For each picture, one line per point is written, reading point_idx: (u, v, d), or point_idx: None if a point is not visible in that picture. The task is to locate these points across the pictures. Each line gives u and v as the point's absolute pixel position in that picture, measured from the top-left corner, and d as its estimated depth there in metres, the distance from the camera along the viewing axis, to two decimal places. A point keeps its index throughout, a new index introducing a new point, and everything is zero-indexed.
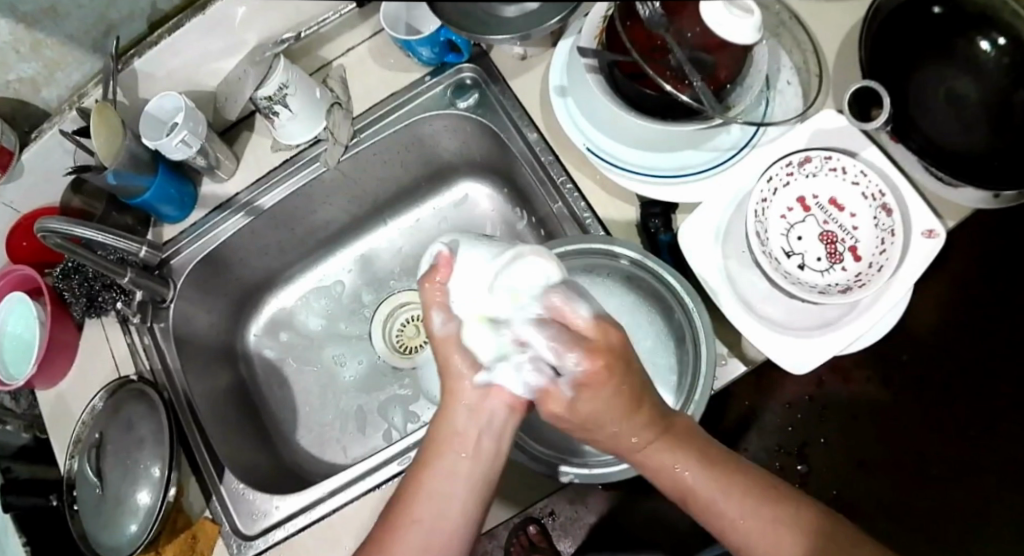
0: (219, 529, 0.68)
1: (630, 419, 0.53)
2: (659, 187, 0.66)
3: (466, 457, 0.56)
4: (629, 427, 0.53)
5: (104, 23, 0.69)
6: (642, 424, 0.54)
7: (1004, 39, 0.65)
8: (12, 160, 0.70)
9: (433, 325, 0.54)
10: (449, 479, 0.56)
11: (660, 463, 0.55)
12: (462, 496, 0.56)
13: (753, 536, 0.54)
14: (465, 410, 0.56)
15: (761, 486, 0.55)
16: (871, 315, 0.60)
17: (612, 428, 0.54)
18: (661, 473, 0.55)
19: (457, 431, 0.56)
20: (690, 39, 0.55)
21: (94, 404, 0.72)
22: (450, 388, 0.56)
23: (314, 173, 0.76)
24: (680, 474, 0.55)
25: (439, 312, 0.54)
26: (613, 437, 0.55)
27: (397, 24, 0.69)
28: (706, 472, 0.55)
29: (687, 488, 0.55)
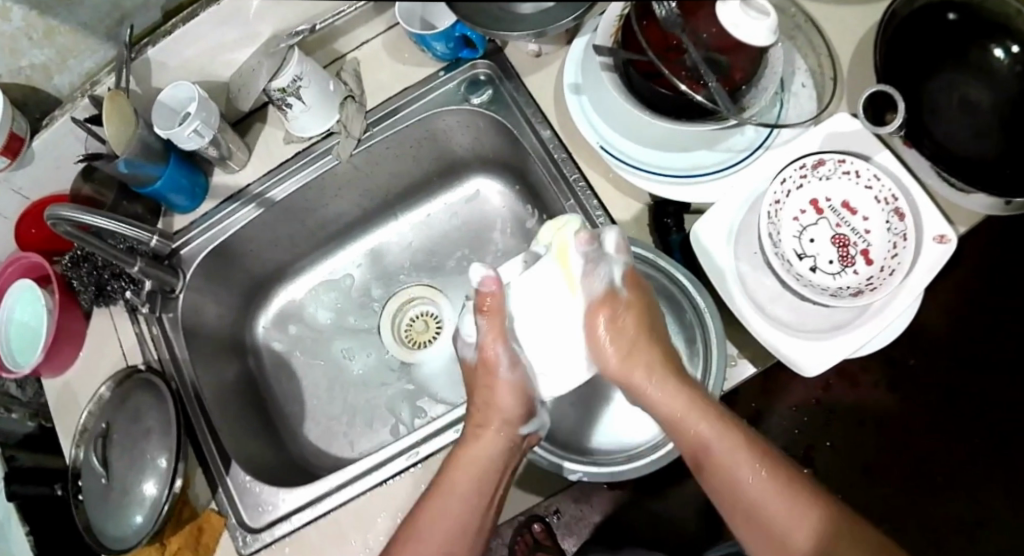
0: (226, 521, 0.68)
1: (659, 364, 0.57)
2: (673, 186, 0.66)
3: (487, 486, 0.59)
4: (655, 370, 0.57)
5: (119, 11, 0.68)
6: (666, 363, 0.57)
7: (1018, 45, 0.65)
8: (23, 146, 0.70)
9: (494, 356, 0.58)
10: (471, 508, 0.58)
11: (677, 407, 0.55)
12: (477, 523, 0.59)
13: (768, 503, 0.53)
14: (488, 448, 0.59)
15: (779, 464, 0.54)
16: (884, 318, 0.60)
17: (643, 356, 0.57)
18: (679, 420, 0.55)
19: (477, 464, 0.59)
20: (705, 41, 0.55)
21: (101, 394, 0.72)
22: (479, 421, 0.60)
23: (325, 166, 0.76)
24: (714, 436, 0.54)
25: (499, 345, 0.57)
26: (651, 386, 0.57)
27: (413, 18, 0.69)
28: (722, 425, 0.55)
29: (700, 439, 0.55)
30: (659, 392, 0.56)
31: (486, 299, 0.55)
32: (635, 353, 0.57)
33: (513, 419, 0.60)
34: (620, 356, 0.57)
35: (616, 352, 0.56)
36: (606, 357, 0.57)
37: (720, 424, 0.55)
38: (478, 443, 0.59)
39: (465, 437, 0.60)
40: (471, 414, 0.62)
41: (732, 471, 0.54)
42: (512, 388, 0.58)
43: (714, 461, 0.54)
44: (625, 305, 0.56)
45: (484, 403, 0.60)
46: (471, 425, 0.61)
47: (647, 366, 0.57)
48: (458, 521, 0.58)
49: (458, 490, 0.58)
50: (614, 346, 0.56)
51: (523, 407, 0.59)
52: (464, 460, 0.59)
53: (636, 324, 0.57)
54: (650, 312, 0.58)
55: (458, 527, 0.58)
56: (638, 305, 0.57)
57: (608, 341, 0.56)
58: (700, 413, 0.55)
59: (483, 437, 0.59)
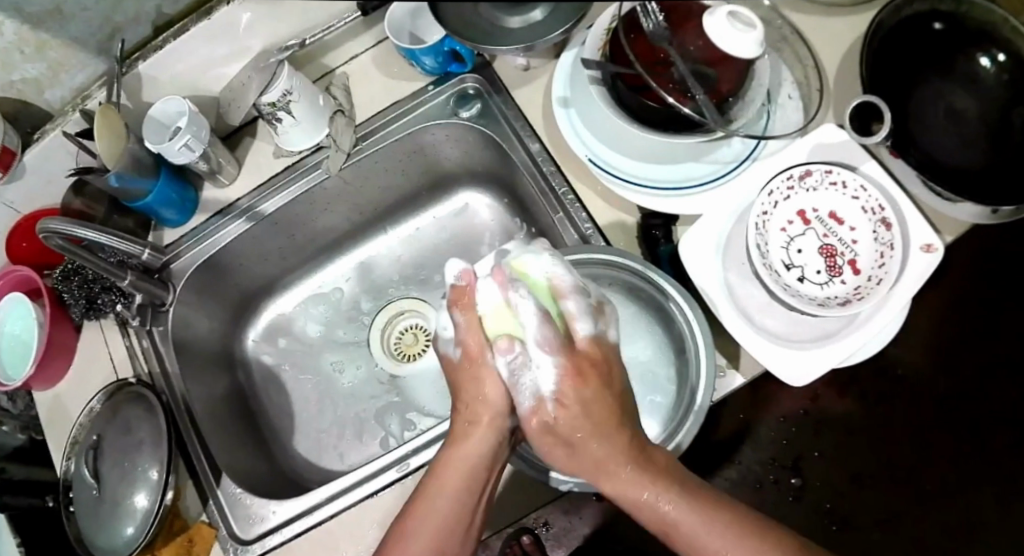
0: (215, 533, 0.68)
1: (605, 435, 0.54)
2: (660, 198, 0.67)
3: (470, 483, 0.58)
4: (600, 440, 0.55)
5: (110, 25, 0.69)
6: (618, 458, 0.54)
7: (1004, 55, 0.65)
8: (14, 160, 0.70)
9: (477, 352, 0.59)
10: (453, 502, 0.57)
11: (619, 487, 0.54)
12: (461, 520, 0.57)
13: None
14: (471, 444, 0.58)
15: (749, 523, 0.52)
16: (871, 327, 0.60)
17: (589, 452, 0.55)
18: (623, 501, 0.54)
19: (462, 460, 0.58)
20: (693, 54, 0.57)
21: (92, 407, 0.72)
22: (465, 416, 0.60)
23: (315, 179, 0.76)
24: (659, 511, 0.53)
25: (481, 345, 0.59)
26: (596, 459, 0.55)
27: (402, 34, 0.70)
28: (687, 506, 0.53)
29: (667, 522, 0.53)
30: (602, 471, 0.54)
31: (464, 293, 0.59)
32: (580, 450, 0.55)
33: (502, 412, 0.59)
34: (567, 446, 0.56)
35: (562, 450, 0.56)
36: (556, 455, 0.57)
37: (682, 509, 0.52)
38: (465, 442, 0.59)
39: (454, 434, 0.60)
40: (458, 413, 0.61)
41: (708, 552, 0.51)
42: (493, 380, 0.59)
43: (687, 542, 0.52)
44: (561, 392, 0.56)
45: (471, 396, 0.60)
46: (460, 422, 0.60)
47: (594, 464, 0.55)
48: (441, 516, 0.56)
49: (443, 483, 0.57)
50: (557, 443, 0.56)
51: (510, 400, 0.59)
52: (452, 460, 0.58)
53: (583, 405, 0.55)
54: (601, 394, 0.55)
55: (449, 524, 0.56)
56: (577, 365, 0.56)
57: (546, 436, 0.57)
58: (658, 494, 0.53)
59: (474, 434, 0.59)
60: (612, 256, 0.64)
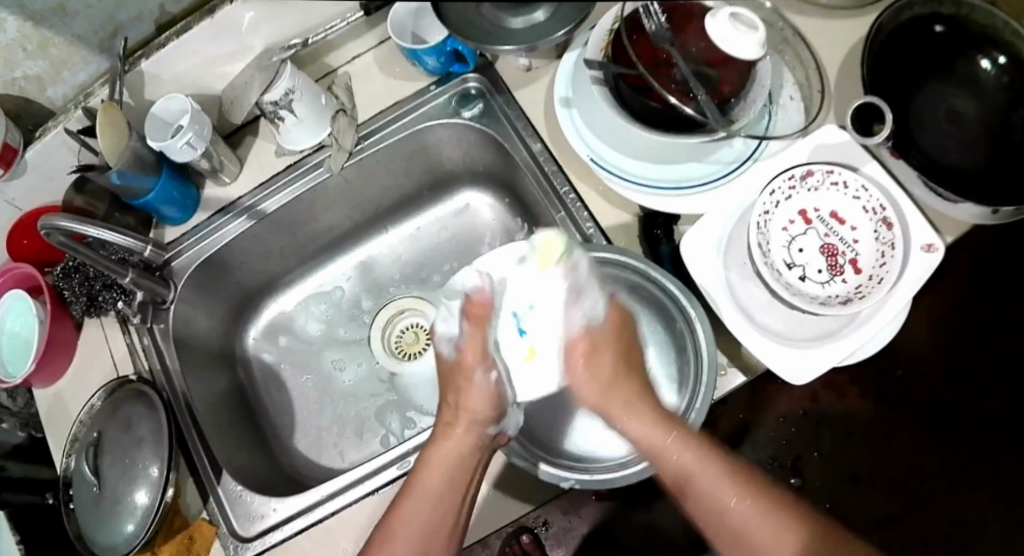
0: (216, 531, 0.68)
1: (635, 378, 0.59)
2: (662, 198, 0.67)
3: (445, 480, 0.58)
4: (629, 381, 0.59)
5: (113, 24, 0.69)
6: (646, 400, 0.58)
7: (1004, 58, 0.66)
8: (17, 157, 0.70)
9: (468, 363, 0.60)
10: (430, 501, 0.57)
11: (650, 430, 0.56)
12: (440, 518, 0.57)
13: (756, 531, 0.51)
14: (449, 442, 0.60)
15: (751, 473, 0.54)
16: (872, 326, 0.60)
17: (623, 389, 0.59)
18: (650, 442, 0.55)
19: (441, 458, 0.59)
20: (695, 55, 0.57)
21: (92, 403, 0.72)
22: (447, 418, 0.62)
23: (317, 178, 0.76)
24: (678, 452, 0.54)
25: (477, 360, 0.60)
26: (627, 400, 0.58)
27: (405, 32, 0.70)
28: (699, 455, 0.54)
29: (682, 471, 0.55)
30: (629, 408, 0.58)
31: (476, 306, 0.59)
32: (613, 385, 0.59)
33: (483, 420, 0.60)
34: (596, 390, 0.59)
35: (593, 381, 0.59)
36: (584, 383, 0.60)
37: (696, 451, 0.54)
38: (446, 441, 0.60)
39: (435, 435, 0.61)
40: (444, 412, 0.63)
41: (714, 500, 0.53)
42: (481, 389, 0.60)
43: (695, 489, 0.54)
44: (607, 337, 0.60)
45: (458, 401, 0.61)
46: (442, 423, 0.62)
47: (626, 400, 0.58)
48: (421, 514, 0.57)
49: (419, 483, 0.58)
50: (588, 382, 0.60)
51: (494, 409, 0.60)
52: (434, 454, 0.59)
53: (616, 352, 0.60)
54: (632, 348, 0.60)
55: (431, 523, 0.57)
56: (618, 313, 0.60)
57: (589, 360, 0.59)
58: (674, 438, 0.55)
59: (452, 436, 0.60)
60: (615, 253, 0.64)
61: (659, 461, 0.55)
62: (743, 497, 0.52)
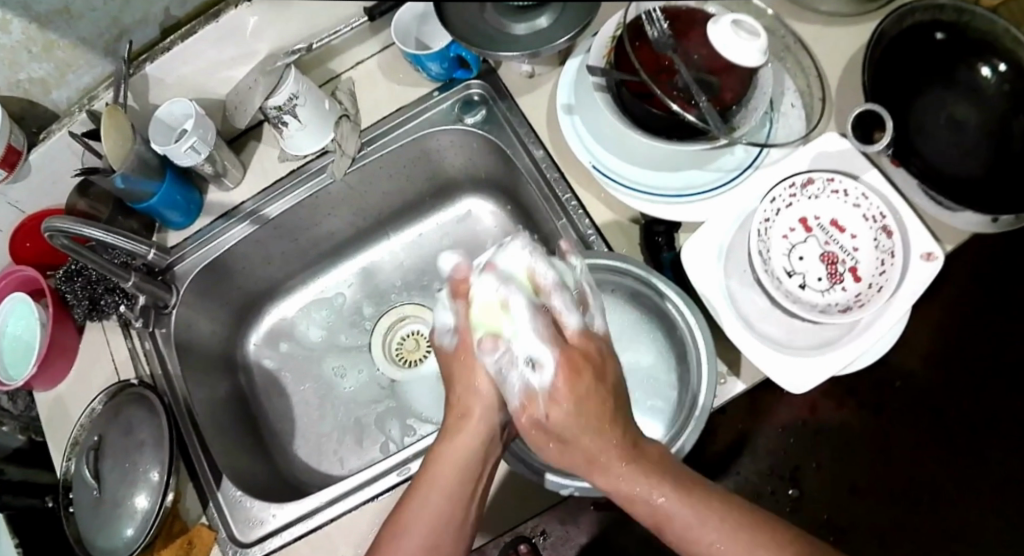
0: (215, 535, 0.68)
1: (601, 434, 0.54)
2: (663, 205, 0.67)
3: (455, 479, 0.57)
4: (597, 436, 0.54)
5: (118, 27, 0.69)
6: (611, 454, 0.53)
7: (1005, 66, 0.66)
8: (21, 159, 0.70)
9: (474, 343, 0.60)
10: (441, 500, 0.56)
11: (624, 488, 0.53)
12: (451, 517, 0.56)
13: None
14: (460, 439, 0.58)
15: (734, 512, 0.52)
16: (871, 335, 0.60)
17: (585, 447, 0.54)
18: (621, 494, 0.54)
19: (451, 456, 0.58)
20: (697, 62, 0.58)
21: (94, 408, 0.72)
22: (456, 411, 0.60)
23: (320, 183, 0.76)
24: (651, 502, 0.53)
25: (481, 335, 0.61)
26: (591, 456, 0.54)
27: (408, 39, 0.70)
28: (679, 496, 0.52)
29: (662, 514, 0.53)
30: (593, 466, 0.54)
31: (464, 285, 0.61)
32: (577, 443, 0.54)
33: (493, 408, 0.59)
34: (558, 444, 0.55)
35: (554, 445, 0.56)
36: (547, 451, 0.57)
37: (672, 499, 0.52)
38: (455, 438, 0.59)
39: (445, 432, 0.60)
40: (449, 413, 0.61)
41: (693, 542, 0.52)
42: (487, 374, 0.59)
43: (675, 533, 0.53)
44: (552, 395, 0.55)
45: (463, 392, 0.60)
46: (447, 425, 0.60)
47: (590, 457, 0.54)
48: (431, 514, 0.56)
49: (432, 480, 0.57)
50: (549, 437, 0.56)
51: (496, 401, 0.59)
52: (442, 454, 0.58)
53: (584, 402, 0.54)
54: (599, 390, 0.55)
55: (442, 522, 0.56)
56: (570, 363, 0.55)
57: (544, 436, 0.56)
58: (651, 488, 0.53)
59: (462, 431, 0.59)
60: (612, 260, 0.64)
61: (636, 508, 0.54)
62: (725, 539, 0.51)
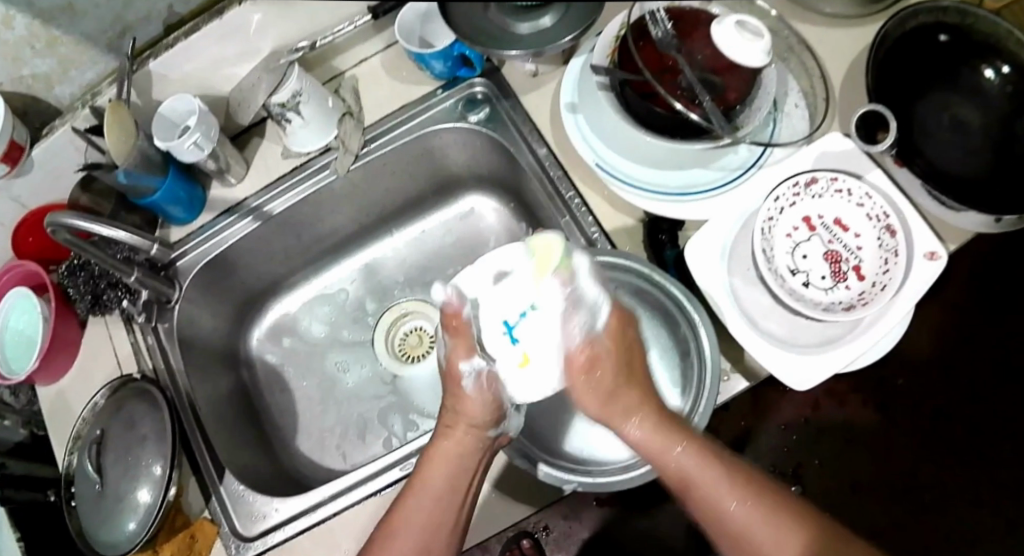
0: (217, 529, 0.68)
1: (636, 386, 0.56)
2: (665, 204, 0.67)
3: (444, 481, 0.57)
4: (632, 391, 0.56)
5: (121, 23, 0.69)
6: (649, 409, 0.56)
7: (1008, 67, 0.66)
8: (23, 154, 0.70)
9: (457, 373, 0.57)
10: (430, 502, 0.56)
11: (655, 437, 0.54)
12: (440, 520, 0.56)
13: (756, 533, 0.50)
14: (450, 445, 0.58)
15: (757, 479, 0.52)
16: (874, 333, 0.60)
17: (625, 398, 0.56)
18: (653, 447, 0.54)
19: (442, 459, 0.58)
20: (701, 62, 0.58)
21: (96, 402, 0.72)
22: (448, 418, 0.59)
23: (324, 180, 0.76)
24: (681, 459, 0.53)
25: (463, 360, 0.56)
26: (630, 408, 0.56)
27: (411, 38, 0.70)
28: (704, 458, 0.53)
29: (684, 475, 0.53)
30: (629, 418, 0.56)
31: (452, 318, 0.53)
32: (617, 397, 0.56)
33: (481, 423, 0.57)
34: (598, 398, 0.55)
35: (597, 396, 0.55)
36: (588, 404, 0.56)
37: (701, 460, 0.53)
38: (446, 441, 0.58)
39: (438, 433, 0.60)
40: (444, 413, 0.60)
41: (715, 503, 0.52)
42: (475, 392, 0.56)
43: (701, 495, 0.53)
44: (604, 347, 0.54)
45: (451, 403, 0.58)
46: (442, 424, 0.59)
47: (627, 407, 0.56)
48: (422, 516, 0.56)
49: (421, 484, 0.57)
50: (592, 395, 0.55)
51: (492, 414, 0.57)
52: (433, 460, 0.58)
53: (617, 362, 0.55)
54: (632, 353, 0.57)
55: (431, 524, 0.56)
56: (618, 317, 0.56)
57: (590, 387, 0.55)
58: (678, 446, 0.54)
59: (453, 435, 0.58)
60: (615, 258, 0.64)
61: (662, 468, 0.54)
62: (744, 502, 0.51)
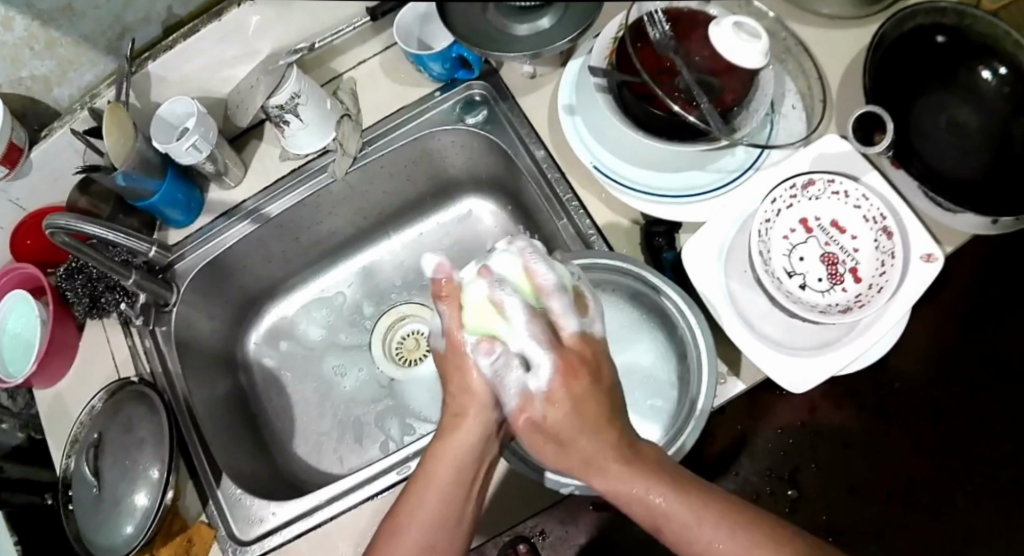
0: (215, 533, 0.68)
1: (595, 434, 0.51)
2: (663, 206, 0.67)
3: (451, 470, 0.56)
4: (587, 438, 0.51)
5: (120, 25, 0.69)
6: (607, 455, 0.51)
7: (1005, 69, 0.66)
8: (22, 156, 0.70)
9: (461, 341, 0.57)
10: (437, 495, 0.55)
11: (616, 483, 0.50)
12: (449, 512, 0.55)
13: None
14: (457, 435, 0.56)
15: (743, 512, 0.49)
16: (871, 336, 0.60)
17: (578, 448, 0.52)
18: (616, 492, 0.51)
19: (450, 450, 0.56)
20: (698, 64, 0.58)
21: (93, 405, 0.72)
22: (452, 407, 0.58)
23: (321, 183, 0.76)
24: (654, 498, 0.49)
25: (464, 332, 0.57)
26: (586, 458, 0.51)
27: (410, 40, 0.70)
28: (678, 496, 0.49)
29: (658, 515, 0.49)
30: (587, 468, 0.52)
31: (442, 285, 0.57)
32: (571, 445, 0.52)
33: (489, 407, 0.56)
34: (556, 450, 0.53)
35: (551, 447, 0.54)
36: (546, 453, 0.55)
37: (676, 500, 0.49)
38: (455, 432, 0.57)
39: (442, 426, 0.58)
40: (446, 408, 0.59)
41: (697, 543, 0.48)
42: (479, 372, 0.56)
43: (681, 535, 0.49)
44: (550, 396, 0.53)
45: (457, 387, 0.57)
46: (447, 416, 0.58)
47: (583, 459, 0.51)
48: (434, 510, 0.55)
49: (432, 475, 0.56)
50: (546, 441, 0.54)
51: (495, 397, 0.56)
52: (436, 457, 0.56)
53: (573, 405, 0.52)
54: (589, 394, 0.53)
55: (440, 519, 0.55)
56: (566, 365, 0.53)
57: (541, 439, 0.54)
58: (655, 489, 0.49)
59: (460, 427, 0.57)
60: (611, 260, 0.64)
61: (635, 511, 0.51)
62: (730, 539, 0.48)
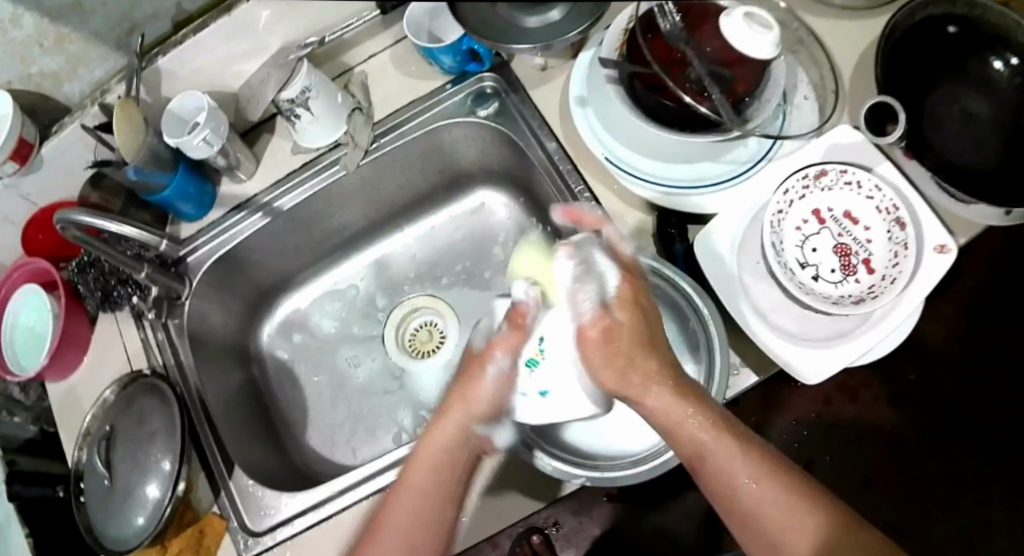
0: (227, 524, 0.68)
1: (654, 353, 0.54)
2: (676, 197, 0.67)
3: (430, 475, 0.56)
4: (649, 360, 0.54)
5: (130, 21, 0.69)
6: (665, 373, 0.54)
7: (1016, 59, 0.66)
8: (32, 151, 0.71)
9: (484, 353, 0.58)
10: (410, 500, 0.55)
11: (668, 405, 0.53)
12: (423, 521, 0.55)
13: (768, 511, 0.50)
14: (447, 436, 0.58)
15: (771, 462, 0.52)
16: (885, 326, 0.60)
17: (643, 365, 0.54)
18: (671, 419, 0.53)
19: (432, 458, 0.57)
20: (709, 55, 0.57)
21: (106, 397, 0.73)
22: (450, 407, 0.59)
23: (333, 176, 0.77)
24: (699, 429, 0.53)
25: (499, 352, 0.58)
26: (648, 375, 0.54)
27: (421, 32, 0.71)
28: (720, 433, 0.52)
29: (699, 448, 0.53)
30: (642, 387, 0.54)
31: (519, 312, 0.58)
32: (635, 361, 0.54)
33: (478, 416, 0.58)
34: (615, 368, 0.55)
35: (610, 365, 0.55)
36: (604, 373, 0.55)
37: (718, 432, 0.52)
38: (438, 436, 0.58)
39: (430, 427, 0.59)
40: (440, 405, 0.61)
41: (729, 477, 0.52)
42: (485, 383, 0.58)
43: (714, 468, 0.52)
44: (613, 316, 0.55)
45: (461, 388, 0.59)
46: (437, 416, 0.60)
47: (645, 374, 0.54)
48: (410, 516, 0.55)
49: (413, 478, 0.56)
50: (611, 360, 0.54)
51: (488, 410, 0.58)
52: (421, 451, 0.57)
53: (633, 334, 0.54)
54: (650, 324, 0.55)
55: (416, 523, 0.55)
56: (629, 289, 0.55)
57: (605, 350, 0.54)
58: (699, 421, 0.53)
59: (445, 427, 0.58)
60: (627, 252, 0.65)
61: (676, 437, 0.54)
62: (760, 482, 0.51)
